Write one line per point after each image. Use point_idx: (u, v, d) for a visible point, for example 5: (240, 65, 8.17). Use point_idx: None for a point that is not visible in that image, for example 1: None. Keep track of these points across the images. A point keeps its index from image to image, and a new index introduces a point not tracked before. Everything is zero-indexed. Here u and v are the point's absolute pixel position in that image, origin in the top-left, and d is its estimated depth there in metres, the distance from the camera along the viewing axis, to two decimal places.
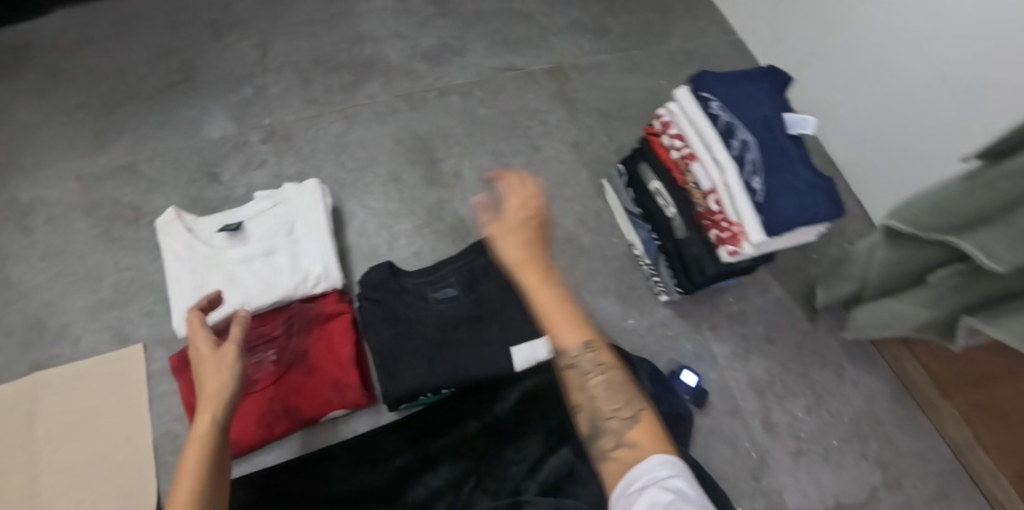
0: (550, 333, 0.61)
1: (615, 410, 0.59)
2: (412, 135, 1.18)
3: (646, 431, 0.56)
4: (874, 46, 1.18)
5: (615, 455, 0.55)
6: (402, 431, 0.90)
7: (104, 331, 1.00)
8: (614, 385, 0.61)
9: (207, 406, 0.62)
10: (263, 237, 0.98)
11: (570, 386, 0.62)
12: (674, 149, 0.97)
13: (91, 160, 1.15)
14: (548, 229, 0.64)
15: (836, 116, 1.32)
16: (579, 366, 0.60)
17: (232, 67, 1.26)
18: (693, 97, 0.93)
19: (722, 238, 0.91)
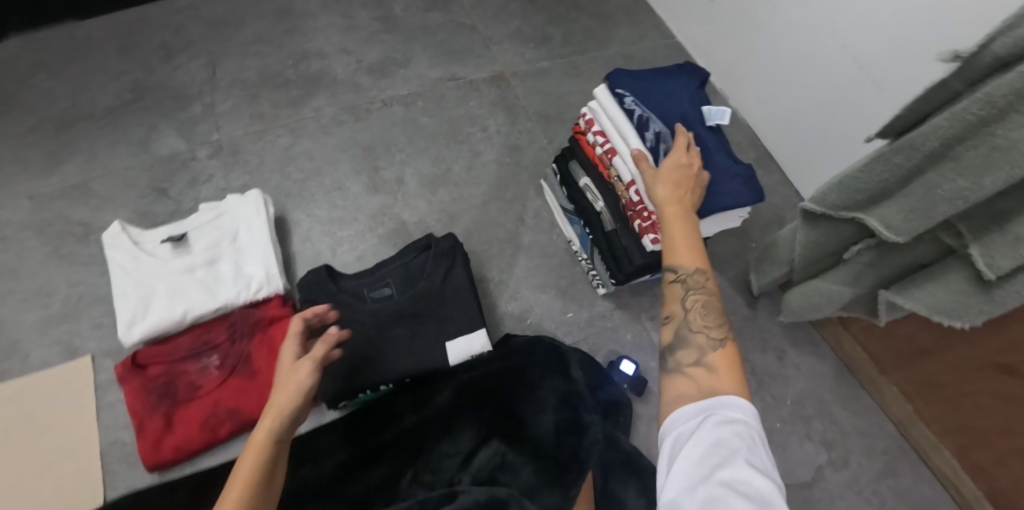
0: (670, 252, 0.73)
1: (703, 330, 0.68)
2: (356, 144, 1.22)
3: (726, 358, 0.64)
4: (797, 41, 1.24)
5: (690, 373, 0.63)
6: (341, 428, 0.91)
7: (55, 344, 1.03)
8: (710, 309, 0.69)
9: (271, 414, 0.67)
10: (207, 247, 1.02)
11: (669, 297, 0.72)
12: (598, 146, 1.02)
13: (42, 181, 1.18)
14: (689, 177, 0.80)
15: (768, 111, 1.38)
16: (684, 282, 0.70)
17: (182, 87, 1.30)
18: (608, 94, 0.98)
19: (646, 226, 0.95)
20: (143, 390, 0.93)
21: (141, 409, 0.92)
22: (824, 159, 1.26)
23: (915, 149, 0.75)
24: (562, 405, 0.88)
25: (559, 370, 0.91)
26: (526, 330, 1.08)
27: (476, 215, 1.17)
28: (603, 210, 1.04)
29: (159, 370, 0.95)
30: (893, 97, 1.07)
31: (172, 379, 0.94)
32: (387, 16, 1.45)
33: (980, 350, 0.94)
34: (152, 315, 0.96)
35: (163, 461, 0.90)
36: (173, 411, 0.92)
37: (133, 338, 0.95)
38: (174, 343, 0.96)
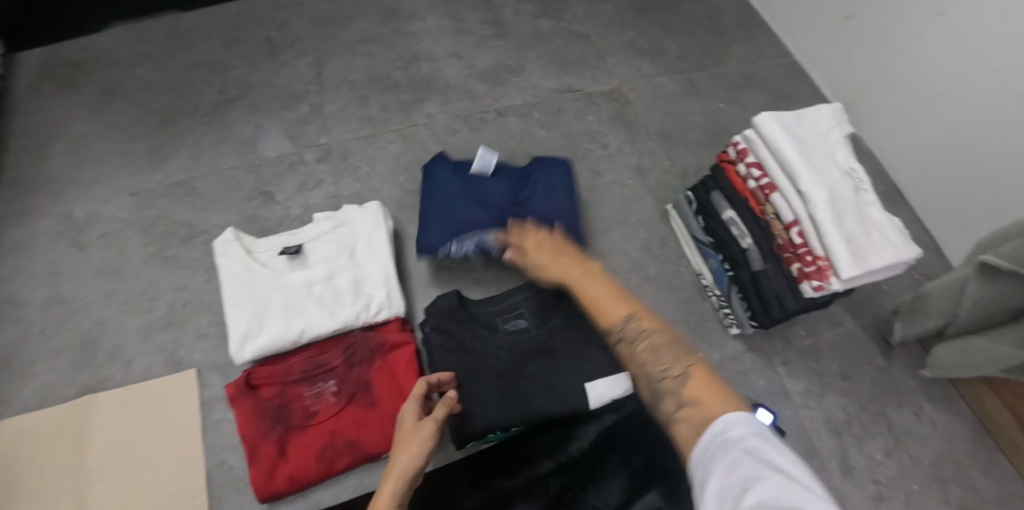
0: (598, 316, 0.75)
1: (664, 372, 0.67)
2: (472, 156, 1.15)
3: (701, 387, 0.63)
4: (946, 73, 1.14)
5: (685, 420, 0.61)
6: (469, 469, 0.83)
7: (159, 353, 0.97)
8: (660, 347, 0.70)
9: (392, 476, 0.69)
10: (324, 260, 0.95)
11: (627, 359, 0.72)
12: (751, 179, 0.93)
13: (145, 177, 1.13)
14: (565, 245, 0.85)
15: (896, 143, 1.28)
16: (627, 336, 0.71)
17: (288, 85, 1.24)
18: (773, 121, 0.89)
19: (804, 272, 0.87)
20: (256, 413, 0.87)
21: (253, 432, 0.86)
22: (970, 202, 1.15)
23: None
24: None
25: None
26: None
27: (599, 240, 1.09)
28: (752, 248, 0.95)
29: (272, 392, 0.88)
30: None
31: (285, 403, 0.88)
32: (498, 21, 1.37)
33: None
34: (265, 333, 0.90)
35: (277, 492, 0.84)
36: (286, 438, 0.86)
37: (246, 357, 0.88)
38: (286, 365, 0.90)
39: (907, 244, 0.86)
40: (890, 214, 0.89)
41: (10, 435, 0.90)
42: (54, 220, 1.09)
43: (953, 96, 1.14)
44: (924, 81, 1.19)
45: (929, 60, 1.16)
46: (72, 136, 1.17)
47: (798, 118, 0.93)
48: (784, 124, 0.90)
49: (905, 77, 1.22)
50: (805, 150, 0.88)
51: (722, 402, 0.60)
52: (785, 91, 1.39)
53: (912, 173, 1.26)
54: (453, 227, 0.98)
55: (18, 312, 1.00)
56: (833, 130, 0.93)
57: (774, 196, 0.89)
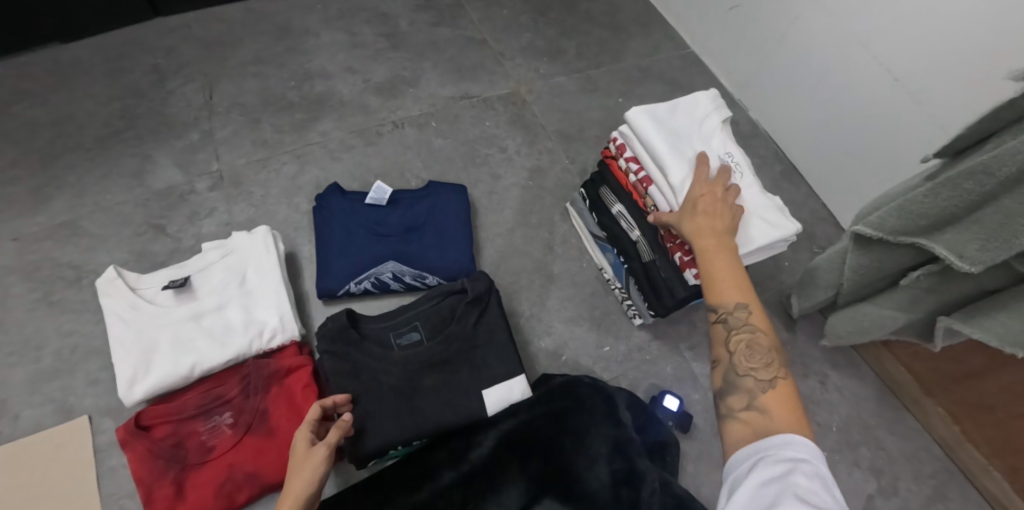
0: (711, 288, 0.70)
1: (751, 371, 0.65)
2: (369, 170, 1.14)
3: (779, 401, 0.62)
4: (824, 55, 1.18)
5: (744, 418, 0.62)
6: (372, 487, 0.80)
7: (47, 403, 0.93)
8: (757, 347, 0.66)
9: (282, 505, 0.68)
10: (214, 291, 0.93)
11: (715, 339, 0.69)
12: (630, 173, 0.94)
13: (27, 220, 1.08)
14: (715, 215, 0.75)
15: (787, 125, 1.33)
16: (726, 321, 0.68)
17: (177, 113, 1.21)
18: (643, 115, 0.90)
19: (686, 260, 0.88)
20: (148, 455, 0.84)
21: (148, 475, 0.83)
22: (856, 175, 1.20)
23: (992, 174, 0.65)
24: (615, 453, 0.81)
25: (607, 416, 0.84)
26: (562, 369, 1.00)
27: (500, 244, 1.10)
28: (640, 240, 0.97)
29: (165, 431, 0.86)
30: (927, 110, 1.02)
31: (181, 440, 0.85)
32: (393, 32, 1.37)
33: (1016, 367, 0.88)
34: (155, 372, 0.87)
35: None
36: (183, 477, 0.84)
37: (136, 397, 0.86)
38: (179, 402, 0.87)
39: (785, 221, 0.85)
40: (768, 193, 0.88)
41: None
42: None
43: (829, 75, 1.19)
44: (802, 63, 1.24)
45: (805, 41, 1.21)
46: None
47: (672, 107, 0.93)
48: (655, 116, 0.90)
49: (785, 61, 1.28)
50: (675, 141, 0.89)
51: (794, 422, 0.59)
52: (681, 80, 1.43)
53: (803, 152, 1.32)
54: (350, 267, 0.98)
55: None
56: (709, 116, 0.92)
57: (652, 190, 0.90)
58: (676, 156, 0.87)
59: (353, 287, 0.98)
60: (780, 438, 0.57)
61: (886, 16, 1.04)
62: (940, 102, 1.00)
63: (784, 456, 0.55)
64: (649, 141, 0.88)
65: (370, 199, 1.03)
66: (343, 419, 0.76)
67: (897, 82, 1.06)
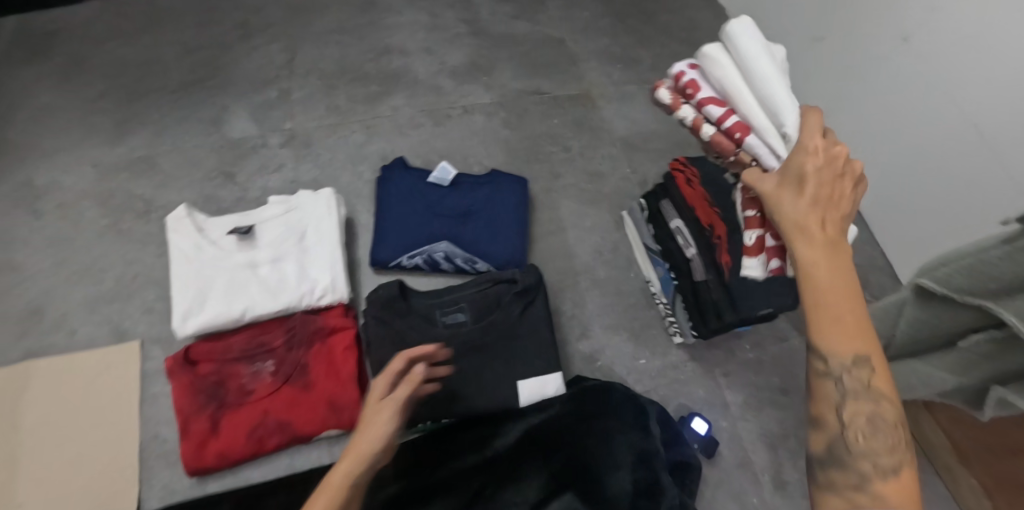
0: (820, 327, 0.49)
1: (871, 453, 0.49)
2: (433, 150, 1.16)
3: (907, 491, 0.47)
4: (911, 106, 1.14)
5: (850, 501, 0.48)
6: (396, 459, 0.83)
7: (102, 324, 0.98)
8: (876, 415, 0.50)
9: (348, 456, 0.62)
10: (273, 244, 0.96)
11: (821, 398, 0.51)
12: (709, 120, 0.61)
13: (107, 150, 1.14)
14: (835, 201, 0.48)
15: (855, 166, 1.31)
16: (839, 377, 0.49)
17: (258, 69, 1.25)
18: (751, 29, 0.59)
19: (768, 246, 0.63)
20: (191, 389, 0.88)
21: (187, 407, 0.87)
22: (921, 227, 1.17)
23: None
24: (637, 462, 0.81)
25: (637, 425, 0.84)
26: (595, 374, 1.01)
27: (552, 241, 1.10)
28: (694, 258, 0.97)
29: (209, 369, 0.89)
30: (1003, 168, 0.99)
31: (222, 380, 0.89)
32: (473, 20, 1.39)
33: None
34: (207, 310, 0.90)
35: (204, 466, 0.86)
36: (219, 415, 0.87)
37: (186, 331, 0.89)
38: (227, 342, 0.91)
39: None
40: None
41: None
42: (12, 186, 1.11)
43: (907, 120, 1.16)
44: (879, 106, 1.21)
45: (885, 84, 1.19)
46: (38, 106, 1.19)
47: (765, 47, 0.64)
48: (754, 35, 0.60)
49: (861, 100, 1.25)
50: (783, 71, 0.59)
51: None
52: None
53: (869, 196, 1.29)
54: (405, 241, 1.00)
55: None
56: None
57: (750, 143, 0.58)
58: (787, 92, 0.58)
59: (404, 262, 1.00)
60: None
61: (976, 67, 1.01)
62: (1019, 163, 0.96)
63: None
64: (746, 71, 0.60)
65: (430, 178, 1.05)
66: (389, 396, 0.67)
67: (977, 136, 1.03)
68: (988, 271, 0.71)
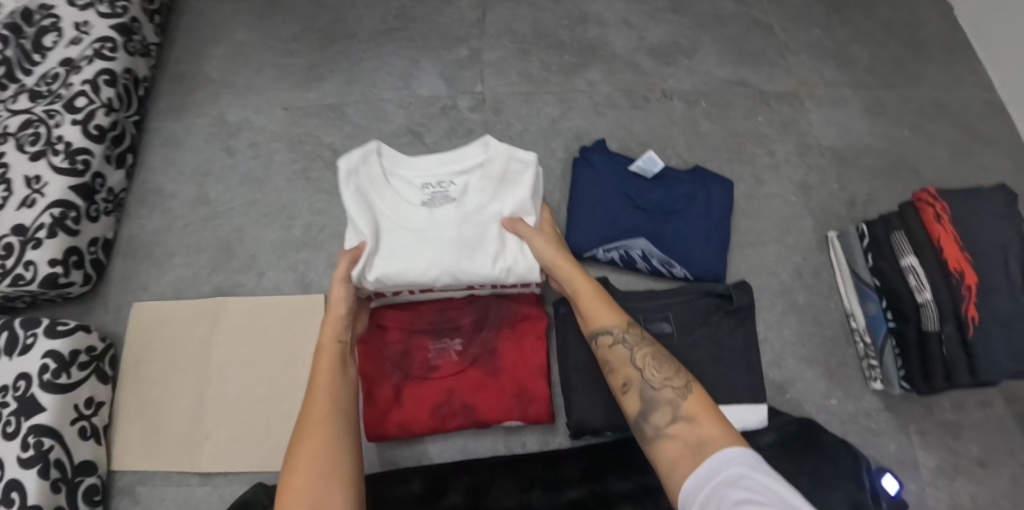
0: (593, 316, 0.75)
1: (666, 383, 0.66)
2: (630, 135, 1.08)
3: (700, 403, 0.64)
4: None
5: (672, 433, 0.63)
6: (578, 460, 0.82)
7: (289, 272, 0.99)
8: (660, 358, 0.69)
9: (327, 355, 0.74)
10: (473, 207, 0.83)
11: (618, 363, 0.70)
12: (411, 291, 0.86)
13: (299, 94, 1.12)
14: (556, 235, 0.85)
15: None
16: (624, 341, 0.71)
17: (450, 25, 1.19)
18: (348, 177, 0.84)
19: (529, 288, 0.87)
20: (377, 355, 0.87)
21: (373, 372, 0.87)
22: None
23: None
24: None
25: (852, 476, 0.74)
26: (783, 407, 0.93)
27: (750, 254, 1.01)
28: (929, 305, 0.86)
29: (397, 337, 0.88)
30: None
31: (409, 350, 0.88)
32: None
33: None
34: (397, 271, 0.81)
35: (385, 434, 0.85)
36: (403, 385, 0.86)
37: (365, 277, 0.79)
38: (414, 313, 0.89)
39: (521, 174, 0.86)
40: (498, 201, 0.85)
41: (145, 317, 0.96)
42: (208, 121, 1.11)
43: None
44: None
45: None
46: (235, 41, 1.18)
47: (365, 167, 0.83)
48: (357, 171, 0.84)
49: None
50: (410, 218, 0.83)
51: (717, 419, 0.62)
52: (983, 129, 1.22)
53: None
54: (603, 232, 0.94)
55: (165, 204, 1.04)
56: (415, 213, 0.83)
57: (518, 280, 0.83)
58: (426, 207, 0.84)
59: (599, 252, 0.94)
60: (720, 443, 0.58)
61: None
62: None
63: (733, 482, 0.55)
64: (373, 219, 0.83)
65: (632, 166, 0.98)
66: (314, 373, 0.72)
67: None
68: None
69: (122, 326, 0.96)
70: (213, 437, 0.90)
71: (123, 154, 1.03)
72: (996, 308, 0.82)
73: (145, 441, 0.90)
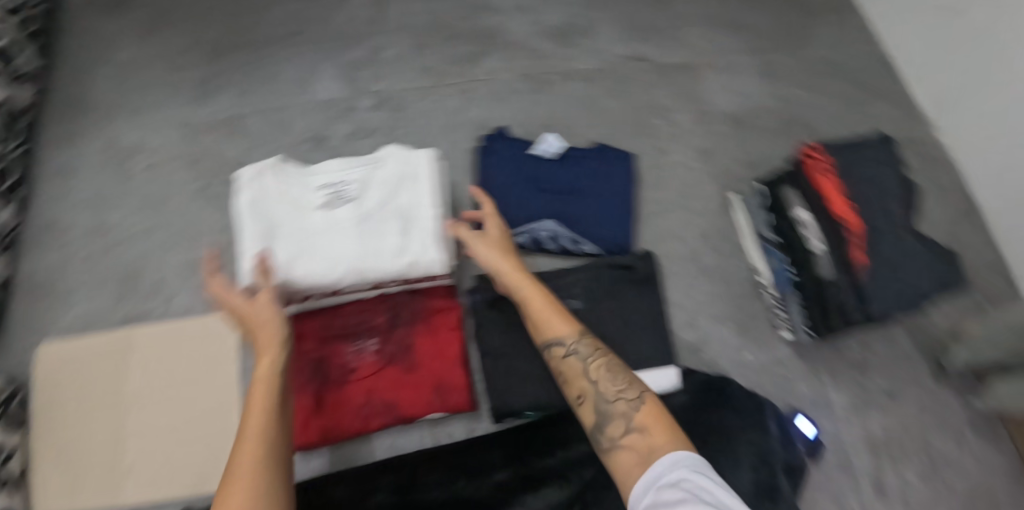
0: (544, 323, 0.68)
1: (620, 394, 0.60)
2: (532, 119, 1.09)
3: (653, 413, 0.58)
4: None
5: (627, 445, 0.56)
6: (500, 442, 0.84)
7: (200, 292, 0.98)
8: (615, 368, 0.63)
9: (269, 351, 0.65)
10: (366, 206, 0.84)
11: (571, 375, 0.64)
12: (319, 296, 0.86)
13: (194, 109, 1.09)
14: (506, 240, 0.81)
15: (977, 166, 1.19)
16: (577, 353, 0.65)
17: (345, 24, 1.17)
18: (241, 191, 0.85)
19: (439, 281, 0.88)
20: (295, 365, 0.88)
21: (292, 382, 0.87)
22: None
23: None
24: (759, 464, 0.75)
25: (756, 424, 0.79)
26: (699, 366, 0.96)
27: (657, 223, 1.04)
28: (821, 254, 0.90)
29: (312, 346, 0.89)
30: None
31: (326, 357, 0.88)
32: None
33: None
34: (297, 277, 0.80)
35: (309, 442, 0.86)
36: (324, 392, 0.87)
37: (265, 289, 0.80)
38: (328, 319, 0.90)
39: (418, 167, 0.87)
40: (394, 194, 0.85)
41: (53, 358, 0.93)
42: (101, 147, 1.07)
43: None
44: None
45: None
46: (122, 61, 1.14)
47: (258, 180, 0.85)
48: (250, 185, 0.85)
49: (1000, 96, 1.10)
50: (305, 223, 0.83)
51: (674, 431, 0.56)
52: (869, 82, 1.29)
53: (984, 197, 1.18)
54: (509, 218, 0.96)
55: (63, 238, 1.01)
56: (310, 218, 0.84)
57: (422, 273, 0.82)
58: (321, 209, 0.84)
59: (507, 239, 0.96)
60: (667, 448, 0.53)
61: None
62: None
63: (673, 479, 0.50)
64: (270, 227, 0.83)
65: (531, 150, 1.00)
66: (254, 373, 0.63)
67: None
68: None
69: (28, 369, 0.93)
70: (136, 469, 0.88)
71: (10, 191, 0.99)
72: (881, 248, 0.86)
73: (65, 484, 0.87)
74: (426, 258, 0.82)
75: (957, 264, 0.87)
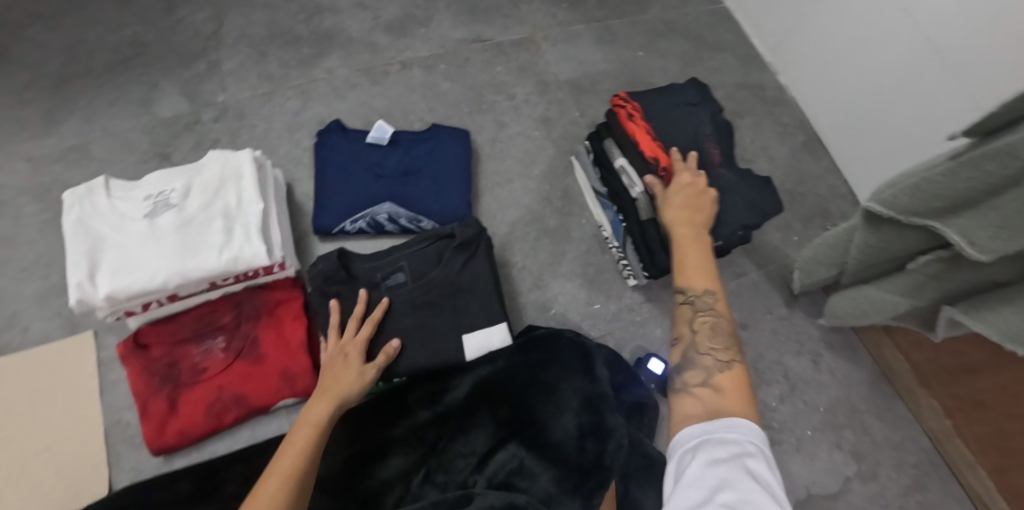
0: (684, 273, 0.74)
1: (710, 350, 0.68)
2: (373, 111, 1.13)
3: (733, 381, 0.63)
4: (872, 31, 1.08)
5: (696, 392, 0.63)
6: (349, 420, 0.86)
7: (56, 318, 0.99)
8: (719, 333, 0.70)
9: (327, 394, 0.77)
10: (190, 210, 0.87)
11: (680, 319, 0.72)
12: (159, 303, 0.89)
13: (39, 142, 1.10)
14: (701, 203, 0.83)
15: (809, 101, 1.27)
16: (694, 304, 0.71)
17: (184, 42, 1.20)
18: (66, 212, 0.87)
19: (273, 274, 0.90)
20: (146, 371, 0.90)
21: (144, 390, 0.89)
22: (883, 151, 1.12)
23: (1018, 156, 0.62)
24: (584, 408, 0.80)
25: (580, 371, 0.84)
26: (549, 322, 1.01)
27: (498, 193, 1.09)
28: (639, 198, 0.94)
29: (161, 351, 0.91)
30: (968, 85, 0.93)
31: (175, 361, 0.90)
32: None
33: (1006, 368, 0.83)
34: (123, 285, 0.82)
35: (167, 445, 0.88)
36: (177, 394, 0.89)
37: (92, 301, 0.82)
38: (174, 324, 0.92)
39: (239, 167, 0.91)
40: (217, 195, 0.89)
41: None
42: None
43: (867, 44, 1.10)
44: (839, 36, 1.15)
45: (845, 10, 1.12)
46: None
47: (84, 200, 0.88)
48: (74, 206, 0.87)
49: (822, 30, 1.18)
50: (131, 234, 0.86)
51: (747, 405, 0.60)
52: (708, 36, 1.35)
53: (819, 129, 1.26)
54: (349, 205, 0.99)
55: None
56: (135, 228, 0.86)
57: (250, 267, 0.86)
58: (146, 218, 0.87)
59: (348, 226, 0.99)
60: (733, 419, 0.57)
61: None
62: (981, 81, 0.91)
63: (731, 442, 0.55)
64: (95, 243, 0.85)
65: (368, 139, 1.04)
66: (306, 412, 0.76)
67: (935, 64, 0.98)
68: (940, 190, 0.70)
69: None
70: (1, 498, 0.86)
71: None
72: None
73: None
74: (252, 252, 0.85)
75: (772, 192, 0.91)
